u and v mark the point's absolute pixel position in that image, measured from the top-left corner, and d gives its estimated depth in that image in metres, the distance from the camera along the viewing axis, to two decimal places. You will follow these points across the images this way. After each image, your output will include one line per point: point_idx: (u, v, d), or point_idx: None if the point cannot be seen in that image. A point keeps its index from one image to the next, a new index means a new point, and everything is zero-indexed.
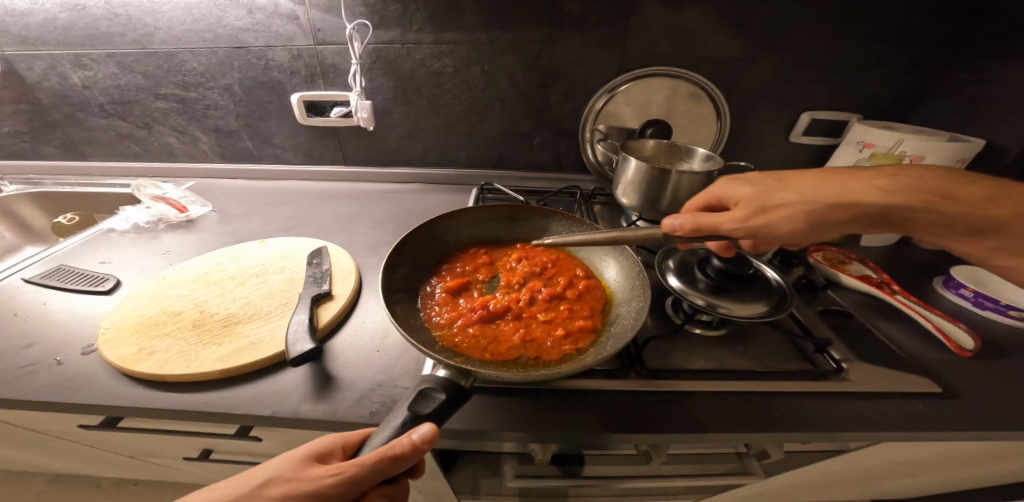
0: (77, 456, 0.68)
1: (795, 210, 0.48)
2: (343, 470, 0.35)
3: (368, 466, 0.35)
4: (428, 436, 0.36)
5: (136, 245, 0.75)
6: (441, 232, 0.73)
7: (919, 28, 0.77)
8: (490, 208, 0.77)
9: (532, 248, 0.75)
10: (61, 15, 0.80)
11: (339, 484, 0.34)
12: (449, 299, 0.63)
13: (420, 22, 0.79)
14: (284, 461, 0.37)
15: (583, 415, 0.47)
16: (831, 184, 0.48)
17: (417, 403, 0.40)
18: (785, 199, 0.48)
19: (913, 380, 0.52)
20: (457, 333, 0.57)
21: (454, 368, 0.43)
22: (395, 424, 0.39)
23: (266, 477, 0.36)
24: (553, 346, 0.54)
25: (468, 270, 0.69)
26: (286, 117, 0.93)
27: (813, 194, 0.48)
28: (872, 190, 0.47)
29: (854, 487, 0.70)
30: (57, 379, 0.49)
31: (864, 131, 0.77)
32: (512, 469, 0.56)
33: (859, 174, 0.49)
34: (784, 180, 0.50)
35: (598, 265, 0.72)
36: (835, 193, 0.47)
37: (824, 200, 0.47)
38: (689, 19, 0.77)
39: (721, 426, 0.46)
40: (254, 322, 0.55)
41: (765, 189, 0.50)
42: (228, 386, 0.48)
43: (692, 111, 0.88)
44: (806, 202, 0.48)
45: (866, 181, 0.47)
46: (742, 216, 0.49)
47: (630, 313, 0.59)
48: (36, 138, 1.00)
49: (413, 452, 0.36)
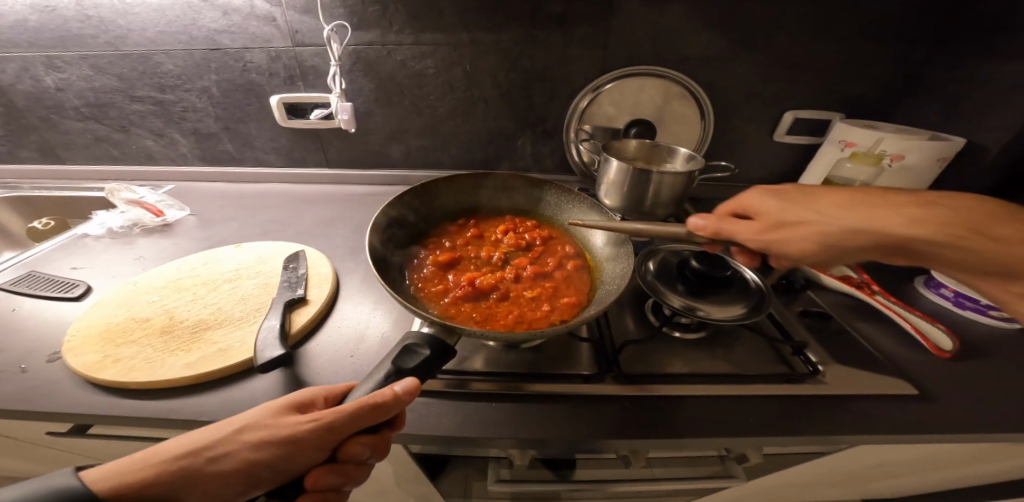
0: (49, 465, 0.66)
1: (809, 229, 0.44)
2: (320, 417, 0.34)
3: (348, 412, 0.34)
4: (411, 387, 0.36)
5: (111, 250, 0.74)
6: (424, 204, 0.72)
7: (900, 28, 0.76)
8: (475, 178, 0.76)
9: (521, 222, 0.75)
10: (32, 17, 0.79)
11: (316, 429, 0.33)
12: (437, 275, 0.62)
13: (399, 23, 0.78)
14: (260, 410, 0.36)
15: (555, 421, 0.46)
16: (862, 203, 0.43)
17: (403, 358, 0.40)
18: (804, 215, 0.44)
19: (892, 382, 0.52)
20: (447, 307, 0.56)
21: (439, 326, 0.44)
22: (378, 378, 0.38)
23: (243, 423, 0.35)
24: (540, 316, 0.55)
25: (458, 245, 0.69)
26: (266, 120, 0.92)
27: (837, 214, 0.43)
28: (892, 219, 0.41)
29: (842, 488, 0.70)
30: (19, 386, 0.48)
31: (846, 130, 0.76)
32: (494, 473, 0.54)
33: (882, 200, 0.43)
34: (810, 196, 0.46)
35: (587, 239, 0.71)
36: (862, 214, 0.42)
37: (845, 224, 0.43)
38: (670, 19, 0.77)
39: (695, 431, 0.46)
40: (224, 328, 0.54)
41: (789, 206, 0.46)
42: (195, 393, 0.47)
43: (676, 112, 0.87)
44: (824, 223, 0.43)
45: (895, 207, 0.42)
46: (759, 231, 0.46)
47: (614, 277, 0.59)
48: (12, 142, 0.99)
49: (395, 402, 0.35)
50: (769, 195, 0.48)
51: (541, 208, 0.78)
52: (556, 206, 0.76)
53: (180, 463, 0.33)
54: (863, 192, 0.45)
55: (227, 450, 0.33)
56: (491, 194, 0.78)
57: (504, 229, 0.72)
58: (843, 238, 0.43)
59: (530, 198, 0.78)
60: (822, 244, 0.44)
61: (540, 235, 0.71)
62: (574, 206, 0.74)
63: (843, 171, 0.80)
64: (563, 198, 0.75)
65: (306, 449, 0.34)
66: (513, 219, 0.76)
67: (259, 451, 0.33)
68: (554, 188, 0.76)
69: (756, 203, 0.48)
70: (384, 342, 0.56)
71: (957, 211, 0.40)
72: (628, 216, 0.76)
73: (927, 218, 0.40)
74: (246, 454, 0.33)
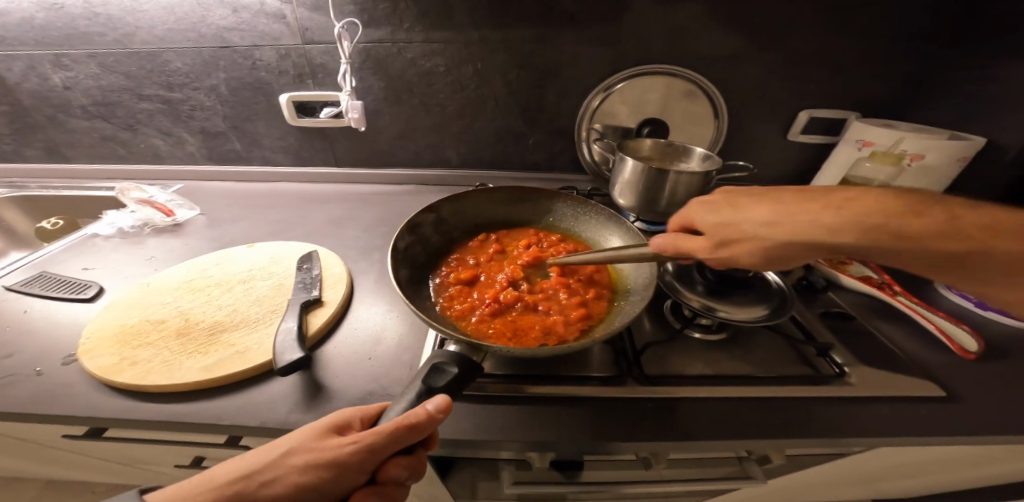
0: (60, 466, 0.66)
1: (752, 245, 0.42)
2: (360, 439, 0.33)
3: (385, 433, 0.33)
4: (444, 405, 0.34)
5: (120, 250, 0.74)
6: (445, 218, 0.72)
7: (917, 27, 0.76)
8: (493, 191, 0.77)
9: (541, 235, 0.75)
10: (38, 14, 0.78)
11: (358, 452, 0.33)
12: (462, 292, 0.61)
13: (410, 21, 0.77)
14: (302, 432, 0.36)
15: (575, 424, 0.45)
16: (791, 209, 0.40)
17: (432, 377, 0.39)
18: (742, 226, 0.42)
19: (917, 384, 0.51)
20: (477, 325, 0.56)
21: (466, 343, 0.44)
22: (408, 399, 0.38)
23: (287, 447, 0.35)
24: (568, 326, 0.55)
25: (479, 262, 0.68)
26: (275, 118, 0.91)
27: (771, 225, 0.41)
28: (816, 226, 0.38)
29: (859, 488, 0.70)
30: (34, 390, 0.47)
31: (863, 130, 0.76)
32: (509, 475, 0.53)
33: (809, 204, 0.40)
34: (741, 206, 0.43)
35: (607, 251, 0.71)
36: (785, 221, 0.40)
37: (782, 235, 0.40)
38: (685, 17, 0.76)
39: (722, 435, 0.45)
40: (240, 330, 0.54)
41: (727, 220, 0.43)
42: (214, 397, 0.47)
43: (688, 111, 0.87)
44: (763, 236, 0.41)
45: (820, 212, 0.39)
46: (706, 248, 0.44)
47: (640, 288, 0.59)
48: (18, 141, 0.98)
49: (428, 422, 0.34)
50: (707, 209, 0.46)
51: (559, 220, 0.78)
52: (573, 218, 0.76)
53: (233, 488, 0.33)
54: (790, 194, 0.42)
55: (277, 475, 0.34)
56: (508, 205, 0.78)
57: (525, 243, 0.71)
58: (783, 250, 0.41)
59: (546, 208, 0.78)
60: (770, 258, 0.42)
61: (563, 247, 0.71)
62: (591, 218, 0.74)
63: (861, 171, 0.80)
64: (579, 210, 0.76)
65: (351, 471, 0.33)
66: (534, 232, 0.75)
67: (306, 476, 0.33)
68: (571, 199, 0.76)
69: (699, 219, 0.46)
70: (401, 344, 0.56)
71: (885, 212, 0.37)
72: (642, 216, 0.75)
73: (857, 220, 0.37)
74: (295, 478, 0.33)
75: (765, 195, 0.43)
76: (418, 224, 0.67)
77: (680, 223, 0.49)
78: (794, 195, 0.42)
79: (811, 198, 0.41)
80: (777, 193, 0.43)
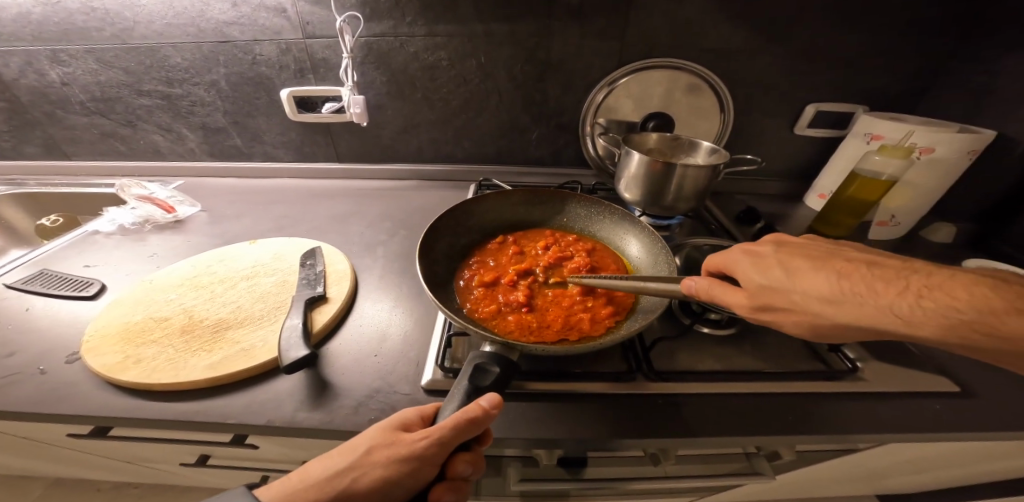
0: (61, 464, 0.65)
1: (801, 317, 0.38)
2: (431, 433, 0.34)
3: (450, 427, 0.33)
4: (495, 400, 0.35)
5: (122, 248, 0.73)
6: (463, 222, 0.71)
7: (924, 20, 0.75)
8: (508, 193, 0.76)
9: (557, 234, 0.74)
10: (35, 9, 0.77)
11: (431, 446, 0.34)
12: (487, 294, 0.60)
13: (412, 13, 0.76)
14: (374, 431, 0.36)
15: (585, 423, 0.45)
16: (856, 289, 0.35)
17: (478, 376, 0.40)
18: (794, 297, 0.38)
19: (929, 380, 0.51)
20: (507, 323, 0.55)
21: (500, 343, 0.44)
22: (457, 398, 0.38)
23: (362, 450, 0.35)
24: (595, 322, 0.55)
25: (501, 263, 0.67)
26: (276, 113, 0.90)
27: (830, 304, 0.36)
28: (888, 316, 0.33)
29: (863, 484, 0.69)
30: (40, 388, 0.47)
31: (870, 123, 0.76)
32: (516, 473, 0.51)
33: (880, 285, 0.34)
34: (793, 269, 0.38)
35: (621, 246, 0.72)
36: (846, 302, 0.35)
37: (841, 317, 0.35)
38: (692, 10, 0.75)
39: (736, 430, 0.45)
40: (244, 327, 0.53)
41: (774, 285, 0.39)
42: (220, 395, 0.46)
43: (693, 104, 0.85)
44: (816, 312, 0.37)
45: (891, 297, 0.33)
46: (745, 306, 0.40)
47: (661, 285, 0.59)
48: (17, 137, 0.97)
49: (485, 416, 0.34)
50: (751, 265, 0.41)
51: (572, 221, 0.77)
52: (587, 218, 0.76)
53: (327, 489, 0.33)
54: (861, 270, 0.36)
55: (361, 473, 0.34)
56: (521, 207, 0.78)
57: (544, 243, 0.70)
58: (837, 329, 0.37)
59: (559, 211, 0.78)
60: (817, 331, 0.38)
61: (580, 246, 0.70)
62: (605, 219, 0.74)
63: (869, 164, 0.75)
64: (594, 211, 0.76)
65: (427, 465, 0.34)
66: (550, 232, 0.75)
67: (389, 473, 0.33)
68: (585, 200, 0.76)
69: (741, 273, 0.42)
70: (407, 339, 0.55)
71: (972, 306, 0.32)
72: (647, 210, 0.75)
73: (938, 314, 0.32)
74: (380, 474, 0.33)
75: (824, 258, 0.38)
76: (439, 228, 0.67)
77: (720, 263, 0.45)
78: (855, 267, 0.36)
79: (880, 276, 0.35)
80: (835, 261, 0.37)
